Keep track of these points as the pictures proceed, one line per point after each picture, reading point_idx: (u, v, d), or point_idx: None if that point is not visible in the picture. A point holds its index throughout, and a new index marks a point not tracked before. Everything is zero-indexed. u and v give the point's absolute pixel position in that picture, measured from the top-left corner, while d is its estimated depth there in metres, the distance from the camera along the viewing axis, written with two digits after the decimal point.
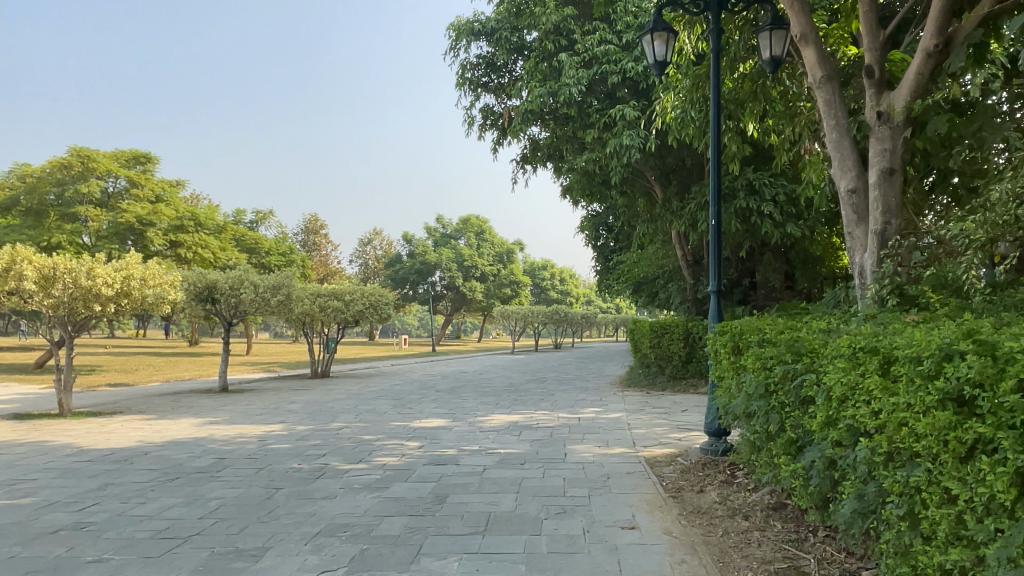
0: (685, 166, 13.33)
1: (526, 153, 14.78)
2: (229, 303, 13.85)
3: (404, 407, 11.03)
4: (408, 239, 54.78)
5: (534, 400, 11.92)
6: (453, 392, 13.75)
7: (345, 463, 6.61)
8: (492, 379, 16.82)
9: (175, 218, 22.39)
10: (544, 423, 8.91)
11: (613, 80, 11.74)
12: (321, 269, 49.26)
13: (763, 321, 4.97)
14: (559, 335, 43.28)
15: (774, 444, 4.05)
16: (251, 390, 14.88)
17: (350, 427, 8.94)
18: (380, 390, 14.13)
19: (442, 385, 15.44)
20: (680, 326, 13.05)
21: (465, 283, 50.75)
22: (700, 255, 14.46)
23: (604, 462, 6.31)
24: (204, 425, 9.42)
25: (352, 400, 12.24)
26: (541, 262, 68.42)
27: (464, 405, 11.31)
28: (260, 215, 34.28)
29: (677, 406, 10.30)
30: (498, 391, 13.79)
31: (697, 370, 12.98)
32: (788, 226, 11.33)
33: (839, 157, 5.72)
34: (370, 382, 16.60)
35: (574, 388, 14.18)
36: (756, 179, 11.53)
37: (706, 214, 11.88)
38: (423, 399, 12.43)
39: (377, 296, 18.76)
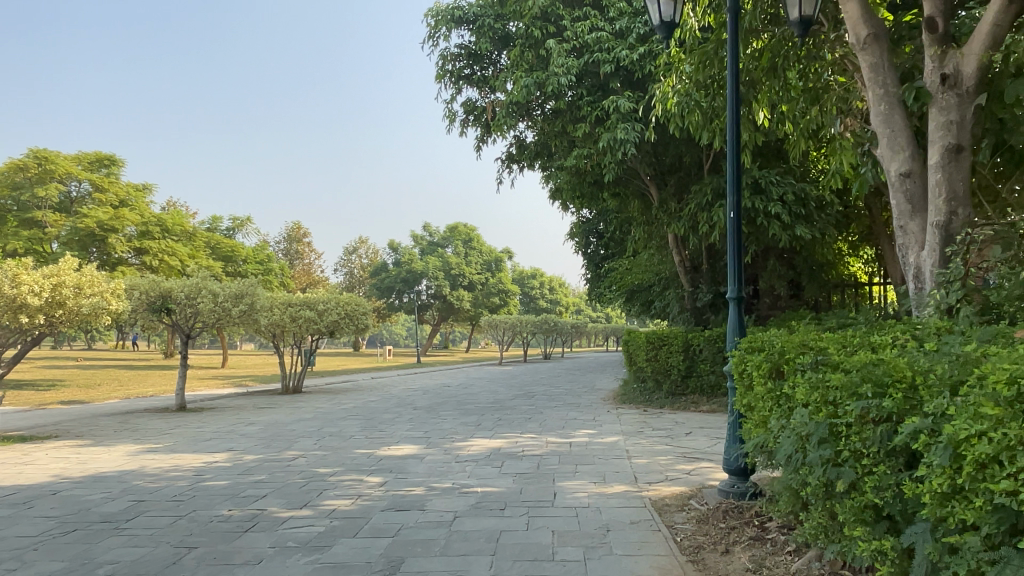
0: (683, 165, 12.31)
1: (511, 152, 13.68)
2: (186, 314, 12.64)
3: (374, 430, 9.84)
4: (394, 247, 53.54)
5: (520, 420, 10.74)
6: (433, 410, 12.56)
7: (286, 509, 5.43)
8: (476, 394, 15.62)
9: (140, 223, 21.10)
10: (530, 450, 7.74)
11: (606, 70, 10.64)
12: (304, 279, 47.90)
13: (808, 336, 3.89)
14: (549, 346, 42.16)
15: (839, 506, 2.96)
16: (212, 409, 13.61)
17: (305, 457, 7.75)
18: (352, 409, 12.91)
19: (422, 401, 14.24)
20: (679, 338, 11.93)
21: (452, 293, 49.55)
22: (698, 260, 13.40)
23: (601, 508, 5.15)
24: (138, 455, 8.20)
25: (319, 421, 11.03)
26: (531, 271, 67.29)
27: (441, 427, 10.12)
28: (238, 222, 32.96)
29: (681, 428, 9.15)
30: (482, 408, 12.60)
31: (697, 386, 11.87)
32: (798, 228, 10.24)
33: (889, 133, 4.64)
34: (343, 399, 15.37)
35: (565, 405, 13.02)
36: (763, 177, 10.45)
37: (706, 215, 10.60)
38: (398, 419, 11.21)
39: (354, 306, 17.54)
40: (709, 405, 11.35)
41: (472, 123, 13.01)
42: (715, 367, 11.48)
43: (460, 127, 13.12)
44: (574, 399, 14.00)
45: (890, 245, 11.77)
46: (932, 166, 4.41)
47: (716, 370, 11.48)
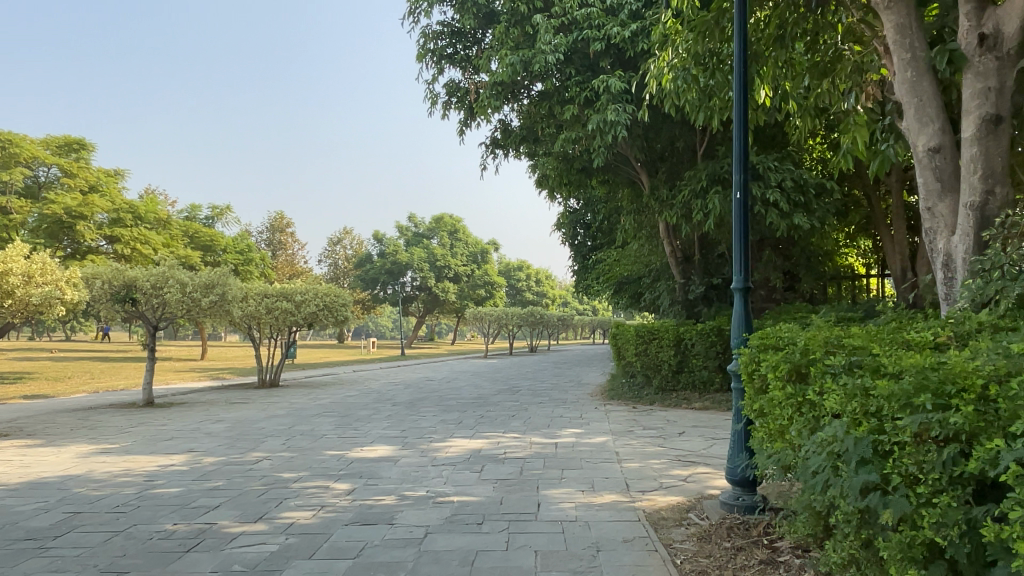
0: (675, 152, 11.89)
1: (496, 136, 13.07)
2: (151, 305, 11.97)
3: (348, 429, 9.24)
4: (379, 238, 52.77)
5: (504, 417, 10.19)
6: (413, 406, 11.99)
7: (237, 523, 4.85)
8: (459, 389, 15.05)
9: (111, 210, 20.29)
10: (513, 452, 7.19)
11: (597, 48, 10.05)
12: (286, 269, 47.06)
13: (834, 332, 3.39)
14: (535, 338, 41.69)
15: (881, 540, 2.46)
16: (180, 405, 12.95)
17: (270, 461, 7.15)
18: (328, 405, 12.30)
19: (402, 397, 13.65)
20: (670, 332, 11.42)
21: (438, 284, 48.91)
22: (689, 251, 12.89)
23: (590, 523, 4.61)
24: (89, 457, 7.56)
25: (291, 419, 10.41)
26: (517, 263, 66.76)
27: (419, 425, 9.54)
28: (216, 211, 32.11)
29: (673, 427, 8.64)
30: (464, 404, 12.04)
31: (687, 382, 11.34)
32: (796, 216, 9.74)
33: (916, 102, 4.12)
34: (320, 394, 14.75)
35: (551, 400, 12.48)
36: (761, 162, 9.92)
37: (700, 203, 10.10)
38: (376, 417, 10.63)
39: (333, 297, 16.88)
40: (700, 402, 10.81)
41: (455, 105, 12.39)
42: (708, 363, 10.95)
43: (442, 109, 12.49)
44: (561, 395, 13.47)
45: (890, 237, 11.32)
46: (966, 139, 3.90)
47: (708, 365, 10.96)
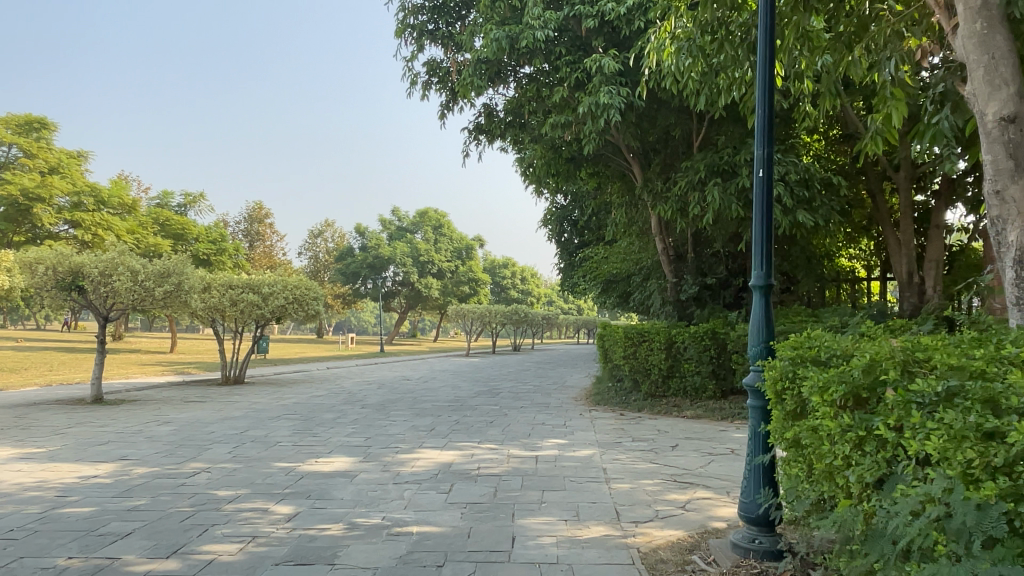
0: (671, 143, 11.11)
1: (479, 122, 12.23)
2: (100, 293, 11.02)
3: (307, 435, 8.35)
4: (361, 232, 51.71)
5: (480, 424, 9.34)
6: (384, 409, 11.11)
7: (143, 560, 3.96)
8: (436, 390, 14.18)
9: (72, 192, 19.23)
10: (487, 468, 6.34)
11: (590, 25, 9.23)
12: (265, 261, 45.88)
13: (893, 343, 2.65)
14: (518, 337, 40.89)
15: None
16: (132, 402, 11.99)
17: (209, 474, 6.24)
18: (291, 406, 11.39)
19: (374, 398, 12.77)
20: (661, 334, 10.62)
21: (421, 280, 47.98)
22: (681, 248, 12.13)
23: (574, 568, 3.77)
24: (3, 465, 6.62)
25: (247, 422, 9.50)
26: (502, 261, 65.90)
27: (387, 432, 8.67)
28: (190, 199, 30.99)
29: (665, 440, 7.84)
30: (438, 408, 11.18)
31: (677, 388, 10.58)
32: (801, 213, 8.97)
33: (987, 61, 3.36)
34: (286, 393, 13.82)
35: (533, 405, 11.66)
36: None
37: (697, 196, 9.29)
38: (341, 421, 9.74)
39: (304, 290, 15.95)
40: (691, 410, 10.05)
41: (435, 86, 11.53)
42: (700, 368, 10.19)
43: (422, 90, 11.62)
44: (543, 398, 12.64)
45: (896, 239, 10.60)
46: None
47: (700, 371, 10.20)
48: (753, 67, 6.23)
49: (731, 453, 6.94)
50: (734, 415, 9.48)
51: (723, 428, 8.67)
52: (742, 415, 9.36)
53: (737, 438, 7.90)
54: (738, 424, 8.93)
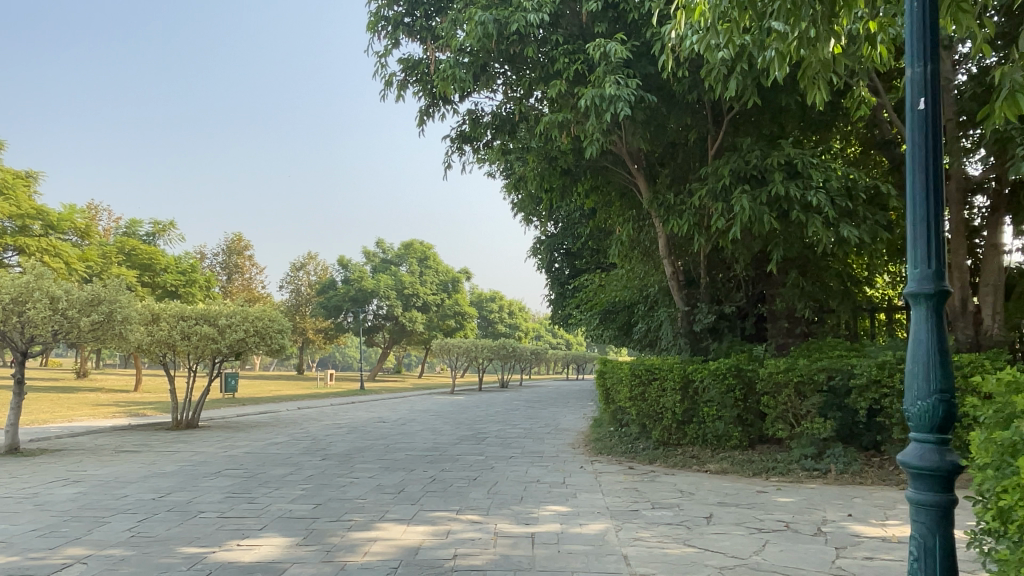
0: (682, 150, 9.76)
1: (462, 129, 10.76)
2: (11, 324, 9.34)
3: (242, 501, 6.61)
4: (344, 264, 50.10)
5: (462, 482, 7.63)
6: (348, 461, 9.35)
7: None
8: (413, 435, 12.39)
9: (15, 216, 17.61)
10: (467, 556, 4.65)
11: (592, 7, 7.84)
12: (242, 294, 44.04)
13: None
14: (506, 374, 39.25)
15: None
16: (51, 453, 10.18)
17: (83, 568, 4.53)
18: (239, 458, 9.63)
19: (340, 446, 11.00)
20: (674, 372, 9.02)
21: (405, 314, 46.28)
22: (692, 270, 10.70)
23: None
24: None
25: (175, 482, 7.74)
26: (490, 294, 64.32)
27: (343, 495, 6.95)
28: (159, 227, 29.39)
29: (695, 507, 6.21)
30: (414, 459, 9.47)
31: (695, 436, 8.98)
32: (845, 227, 7.50)
33: None
34: (240, 440, 12.03)
35: (524, 454, 9.95)
36: (799, 155, 7.65)
37: (719, 208, 7.81)
38: (291, 478, 7.99)
39: (266, 322, 14.26)
40: (714, 461, 8.43)
41: (412, 87, 10.06)
42: (723, 413, 8.61)
43: (397, 92, 10.17)
44: (536, 446, 10.92)
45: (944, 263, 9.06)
46: None
47: (725, 416, 8.61)
48: (816, 20, 4.79)
49: (788, 530, 5.30)
50: (768, 471, 7.86)
51: (760, 489, 7.06)
52: (778, 471, 7.76)
53: (783, 505, 6.26)
54: (776, 484, 7.30)
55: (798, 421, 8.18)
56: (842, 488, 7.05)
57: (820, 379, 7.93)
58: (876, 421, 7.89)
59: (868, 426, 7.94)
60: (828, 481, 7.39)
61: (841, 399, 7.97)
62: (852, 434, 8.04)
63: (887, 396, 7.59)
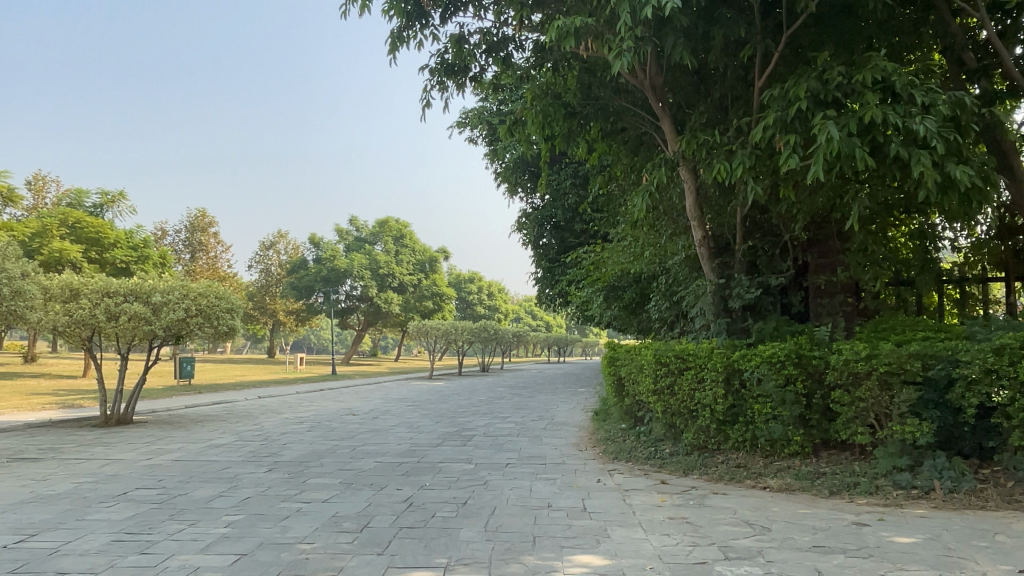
0: (722, 82, 7.90)
1: (444, 59, 8.63)
2: None
3: (130, 553, 4.56)
4: (316, 242, 47.66)
5: (447, 510, 5.65)
6: (300, 474, 7.33)
7: None
8: (385, 434, 10.38)
9: None
10: None
11: None
12: (206, 273, 41.47)
13: None
14: (487, 357, 37.49)
15: None
16: None
17: None
18: (159, 472, 7.57)
19: (295, 450, 8.98)
20: (714, 360, 7.12)
21: (381, 295, 44.05)
22: (724, 235, 8.80)
23: None
24: None
25: (53, 514, 5.66)
26: (469, 275, 62.28)
27: (281, 536, 4.93)
28: (107, 198, 26.92)
29: (788, 558, 4.28)
30: (384, 469, 7.51)
31: (740, 441, 7.11)
32: (958, 166, 5.60)
33: None
34: (173, 442, 9.95)
35: (522, 460, 8.03)
36: (898, 71, 5.72)
37: (791, 140, 5.83)
38: (218, 505, 5.94)
39: (211, 300, 12.10)
40: (771, 474, 6.55)
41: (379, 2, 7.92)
42: (779, 413, 6.75)
43: (362, 9, 8.03)
44: (534, 448, 9.02)
45: None
46: None
47: (782, 416, 6.75)
48: None
49: None
50: (849, 489, 6.01)
51: (855, 521, 5.18)
52: (862, 491, 5.90)
53: (911, 552, 4.37)
54: (871, 511, 5.44)
55: (881, 423, 6.33)
56: (964, 516, 5.21)
57: (914, 368, 6.05)
58: (984, 424, 6.09)
59: (972, 429, 6.13)
60: (937, 504, 5.55)
61: (940, 395, 6.12)
62: (950, 440, 6.24)
63: (1006, 391, 5.73)
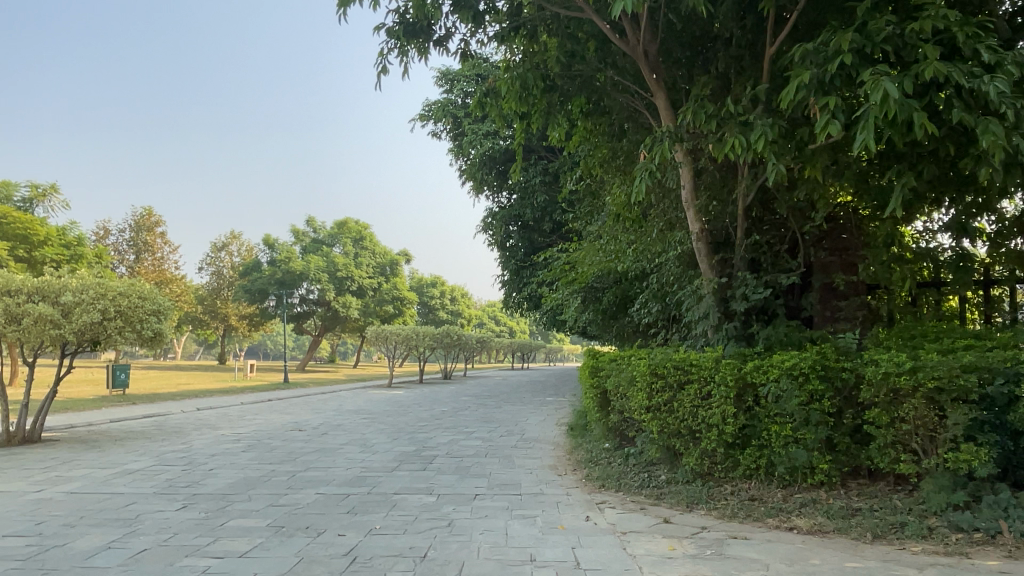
0: (725, 51, 6.85)
1: (405, 20, 7.31)
2: None
3: None
4: (271, 244, 45.65)
5: (402, 567, 4.37)
6: (221, 513, 5.96)
7: None
8: (333, 455, 9.02)
9: None
10: None
11: None
12: (152, 275, 39.16)
13: None
14: (449, 363, 36.16)
15: None
16: None
17: None
18: (45, 511, 6.11)
19: (222, 478, 7.56)
20: (722, 373, 6.01)
21: (338, 298, 42.29)
22: (723, 228, 7.72)
23: None
24: None
25: None
26: (431, 279, 60.79)
27: None
28: (36, 192, 24.82)
29: None
30: (326, 504, 6.18)
31: (752, 468, 6.01)
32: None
33: None
34: (79, 467, 8.42)
35: (493, 490, 6.78)
36: (960, 21, 4.67)
37: (831, 102, 4.72)
38: (99, 564, 4.53)
39: (134, 301, 10.57)
40: (794, 511, 5.44)
41: None
42: (802, 436, 5.66)
43: None
44: (505, 472, 7.78)
45: None
46: None
47: (806, 440, 5.66)
48: None
49: None
50: (896, 532, 4.90)
51: None
52: (913, 534, 4.80)
53: None
54: (938, 565, 4.33)
55: (926, 449, 5.26)
56: None
57: (969, 385, 4.95)
58: None
59: None
60: (1011, 553, 4.48)
61: (998, 416, 5.07)
62: (1008, 469, 5.19)
63: None
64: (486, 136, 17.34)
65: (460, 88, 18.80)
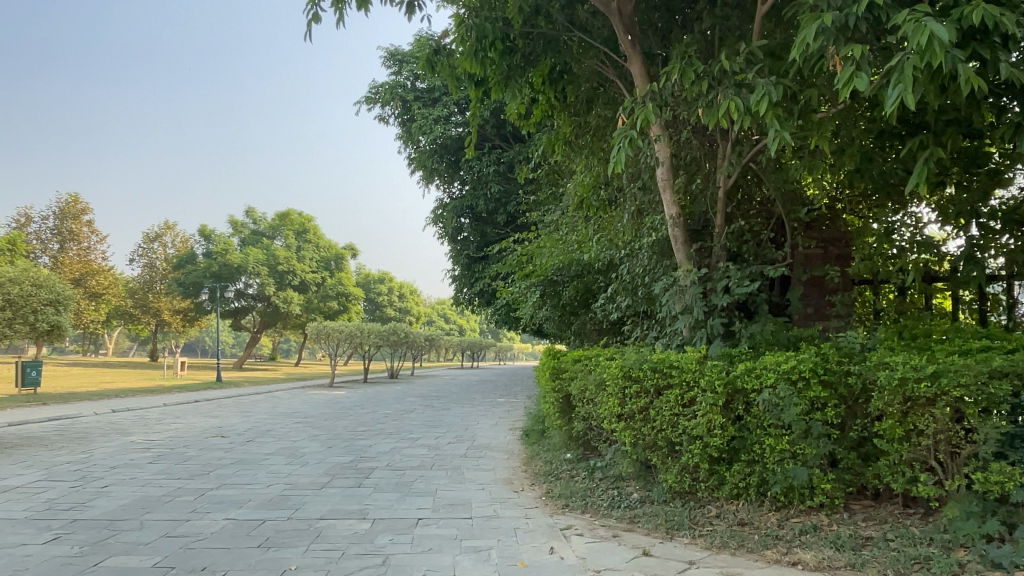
0: (710, 10, 6.01)
1: None
2: None
3: None
4: (209, 235, 43.43)
5: None
6: (100, 547, 4.81)
7: None
8: (256, 467, 7.87)
9: None
10: None
11: None
12: (76, 265, 36.64)
13: None
14: (395, 362, 34.88)
15: None
16: None
17: None
18: None
19: (114, 498, 6.36)
20: (707, 377, 5.15)
21: (280, 293, 40.45)
22: (701, 214, 6.90)
23: None
24: None
25: None
26: (378, 276, 59.20)
27: None
28: None
29: None
30: (235, 534, 5.08)
31: (740, 487, 5.19)
32: None
33: None
34: None
35: (439, 512, 5.78)
36: None
37: (857, 50, 3.86)
38: None
39: (26, 290, 9.19)
40: (794, 540, 4.63)
41: None
42: (801, 451, 4.84)
43: None
44: (452, 488, 6.79)
45: None
46: None
47: (806, 456, 4.85)
48: None
49: None
50: (921, 568, 4.10)
51: None
52: (943, 572, 4.00)
53: None
54: None
55: (947, 468, 4.50)
56: None
57: (1002, 394, 4.17)
58: None
59: None
60: None
61: None
62: None
63: None
64: (437, 122, 16.28)
65: (410, 70, 17.69)
